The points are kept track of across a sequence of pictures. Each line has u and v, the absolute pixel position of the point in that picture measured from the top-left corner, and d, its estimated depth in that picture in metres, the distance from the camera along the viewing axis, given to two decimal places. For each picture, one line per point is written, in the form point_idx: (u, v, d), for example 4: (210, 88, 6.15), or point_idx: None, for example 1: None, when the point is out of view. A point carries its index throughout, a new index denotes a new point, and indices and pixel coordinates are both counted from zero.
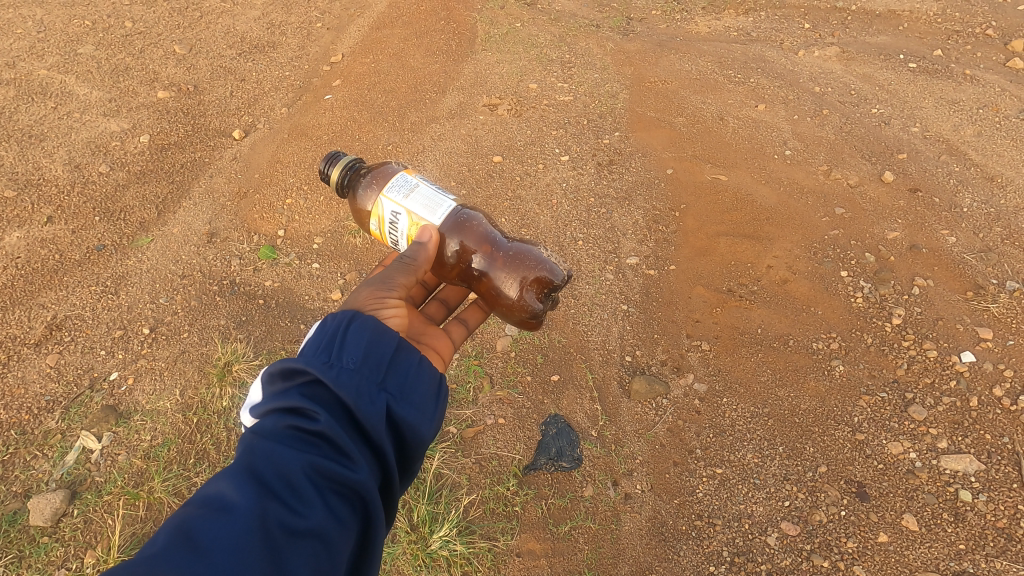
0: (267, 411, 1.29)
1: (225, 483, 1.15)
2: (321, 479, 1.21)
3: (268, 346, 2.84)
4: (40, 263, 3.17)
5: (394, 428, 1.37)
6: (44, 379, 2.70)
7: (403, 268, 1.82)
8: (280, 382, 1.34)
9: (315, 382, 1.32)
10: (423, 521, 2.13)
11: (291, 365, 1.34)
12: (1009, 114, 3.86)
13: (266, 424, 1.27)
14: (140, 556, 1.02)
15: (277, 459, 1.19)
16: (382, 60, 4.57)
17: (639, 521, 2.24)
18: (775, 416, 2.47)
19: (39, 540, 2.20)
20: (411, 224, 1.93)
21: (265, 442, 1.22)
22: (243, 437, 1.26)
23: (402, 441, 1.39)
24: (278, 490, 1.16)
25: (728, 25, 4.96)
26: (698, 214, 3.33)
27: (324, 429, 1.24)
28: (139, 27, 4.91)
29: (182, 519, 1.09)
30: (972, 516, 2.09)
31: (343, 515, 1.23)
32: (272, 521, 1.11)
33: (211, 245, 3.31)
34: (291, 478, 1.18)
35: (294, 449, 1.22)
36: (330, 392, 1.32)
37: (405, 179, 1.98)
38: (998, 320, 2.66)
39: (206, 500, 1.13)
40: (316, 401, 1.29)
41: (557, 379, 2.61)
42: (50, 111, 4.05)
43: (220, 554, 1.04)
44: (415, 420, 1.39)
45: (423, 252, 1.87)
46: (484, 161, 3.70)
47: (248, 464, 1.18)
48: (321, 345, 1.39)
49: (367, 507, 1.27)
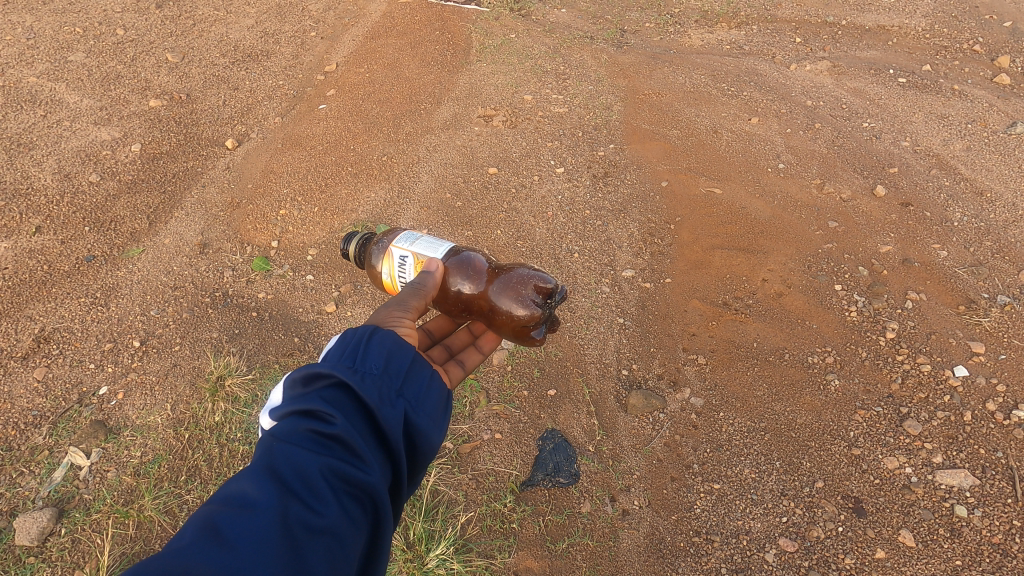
0: (285, 412, 1.26)
1: (245, 482, 1.11)
2: (338, 481, 1.17)
3: (262, 360, 2.80)
4: (28, 274, 3.12)
5: (408, 435, 1.35)
6: (30, 393, 2.64)
7: (413, 292, 1.80)
8: (299, 386, 1.31)
9: (334, 386, 1.29)
10: (419, 539, 2.11)
11: (312, 371, 1.30)
12: (996, 129, 3.92)
13: (283, 426, 1.23)
14: (162, 552, 0.97)
15: (296, 460, 1.15)
16: (376, 70, 4.57)
17: (637, 538, 2.22)
18: (772, 430, 2.47)
19: (24, 560, 2.15)
20: (418, 265, 1.95)
21: (284, 443, 1.18)
22: (262, 439, 1.22)
23: (413, 448, 1.36)
24: (295, 489, 1.12)
25: (721, 38, 5.01)
26: (693, 227, 3.34)
27: (341, 431, 1.21)
28: (131, 35, 4.87)
29: (201, 516, 1.05)
30: (968, 531, 2.09)
31: (358, 518, 1.19)
32: (290, 519, 1.08)
33: (203, 256, 3.28)
34: (310, 479, 1.14)
35: (313, 448, 1.18)
36: (349, 398, 1.28)
37: (408, 233, 2.02)
38: (990, 335, 2.69)
39: (226, 499, 1.09)
40: (335, 404, 1.26)
41: (553, 394, 2.61)
42: (39, 119, 4.00)
43: (243, 550, 1.00)
44: (428, 430, 1.37)
45: (431, 280, 1.87)
46: (479, 173, 3.72)
47: (267, 464, 1.14)
48: (341, 353, 1.37)
49: (379, 510, 1.23)
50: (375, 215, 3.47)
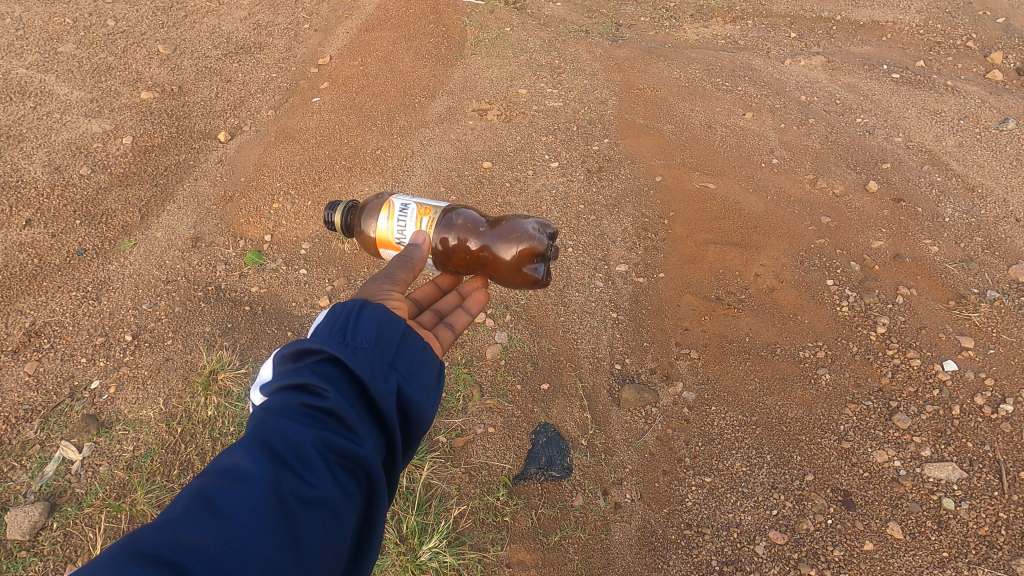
0: (276, 387, 1.26)
1: (237, 455, 1.12)
2: (331, 454, 1.17)
3: (255, 354, 2.80)
4: (18, 267, 3.09)
5: (401, 408, 1.35)
6: (21, 387, 2.63)
7: (401, 265, 1.82)
8: (290, 361, 1.31)
9: (326, 360, 1.29)
10: (412, 532, 2.13)
11: (302, 345, 1.30)
12: (988, 125, 3.93)
13: (274, 400, 1.23)
14: (155, 523, 0.98)
15: (289, 433, 1.15)
16: (370, 63, 4.54)
17: (629, 531, 2.24)
18: (763, 424, 2.49)
19: (16, 555, 2.15)
20: (421, 212, 2.03)
21: (276, 417, 1.19)
22: (254, 414, 1.22)
23: (406, 421, 1.36)
24: (288, 462, 1.12)
25: (716, 33, 5.01)
26: (687, 222, 3.35)
27: (333, 404, 1.21)
28: (122, 26, 4.82)
29: (195, 487, 1.06)
30: (954, 523, 2.12)
31: (352, 491, 1.19)
32: (284, 490, 1.08)
33: (195, 250, 3.26)
34: (303, 451, 1.14)
35: (305, 421, 1.18)
36: (341, 371, 1.28)
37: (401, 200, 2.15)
38: (979, 330, 2.71)
39: (219, 471, 1.09)
40: (327, 378, 1.26)
41: (547, 388, 2.62)
42: (29, 111, 3.96)
43: (236, 521, 1.01)
44: (421, 402, 1.37)
45: (417, 253, 1.89)
46: (474, 167, 3.72)
47: (258, 437, 1.14)
48: (331, 328, 1.37)
49: (373, 483, 1.23)
50: None
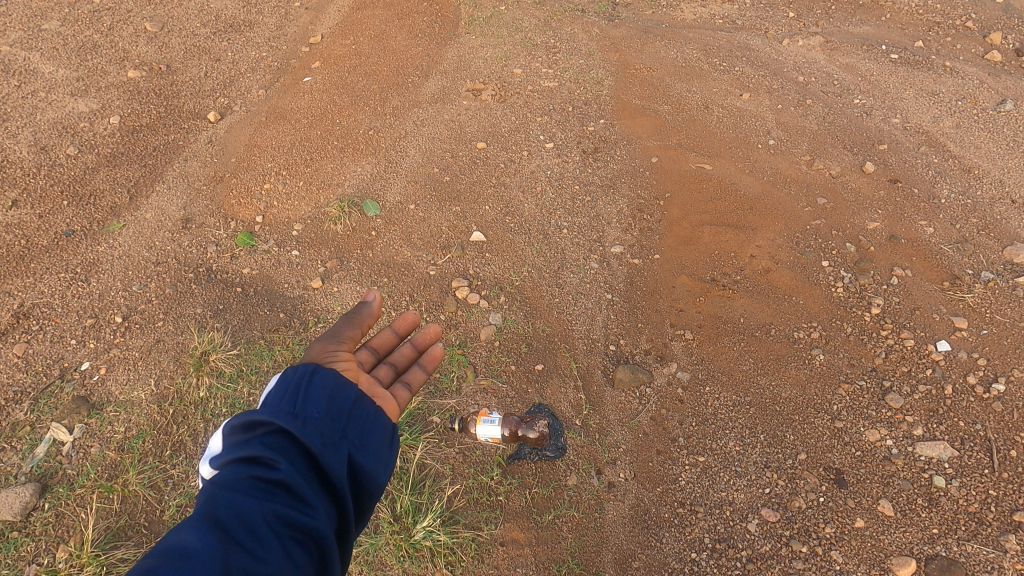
0: (226, 460, 1.25)
1: (186, 530, 1.11)
2: (282, 526, 1.17)
3: (246, 336, 2.77)
4: (5, 248, 3.05)
5: (352, 476, 1.34)
6: (10, 369, 2.60)
7: (348, 322, 1.76)
8: (240, 432, 1.30)
9: (276, 431, 1.28)
10: (406, 511, 2.15)
11: (253, 417, 1.29)
12: (986, 106, 3.90)
13: (224, 475, 1.22)
14: None
15: (239, 507, 1.15)
16: (363, 42, 4.46)
17: (622, 509, 2.25)
18: (757, 404, 2.49)
19: (7, 535, 2.13)
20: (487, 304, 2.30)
21: (226, 490, 1.18)
22: (204, 488, 1.21)
23: (358, 489, 1.35)
24: (239, 536, 1.11)
25: (714, 12, 4.93)
26: (683, 203, 3.33)
27: (284, 476, 1.21)
28: (108, 3, 4.71)
29: (143, 566, 1.05)
30: (945, 501, 2.14)
31: (304, 562, 1.18)
32: (233, 566, 1.07)
33: (186, 231, 3.22)
34: (254, 526, 1.13)
35: (256, 495, 1.18)
36: (291, 442, 1.28)
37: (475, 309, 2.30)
38: (973, 311, 2.72)
39: (167, 549, 1.08)
40: (277, 449, 1.25)
41: (541, 369, 2.62)
42: (13, 90, 3.87)
43: None
44: (372, 469, 1.36)
45: (367, 309, 1.80)
46: (468, 147, 3.68)
47: (205, 513, 1.13)
48: (282, 397, 1.36)
49: (325, 551, 1.23)
50: (362, 190, 3.43)
